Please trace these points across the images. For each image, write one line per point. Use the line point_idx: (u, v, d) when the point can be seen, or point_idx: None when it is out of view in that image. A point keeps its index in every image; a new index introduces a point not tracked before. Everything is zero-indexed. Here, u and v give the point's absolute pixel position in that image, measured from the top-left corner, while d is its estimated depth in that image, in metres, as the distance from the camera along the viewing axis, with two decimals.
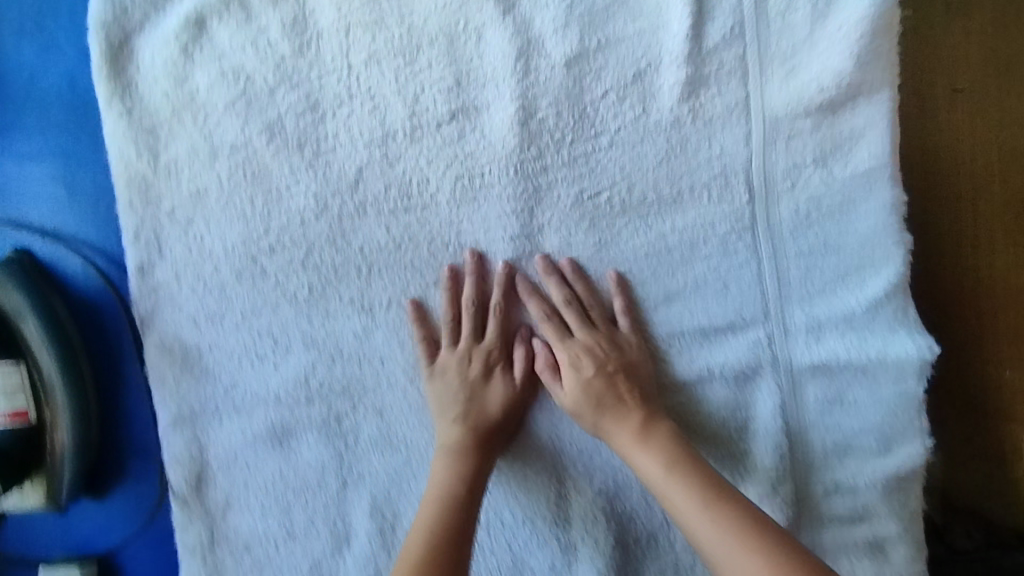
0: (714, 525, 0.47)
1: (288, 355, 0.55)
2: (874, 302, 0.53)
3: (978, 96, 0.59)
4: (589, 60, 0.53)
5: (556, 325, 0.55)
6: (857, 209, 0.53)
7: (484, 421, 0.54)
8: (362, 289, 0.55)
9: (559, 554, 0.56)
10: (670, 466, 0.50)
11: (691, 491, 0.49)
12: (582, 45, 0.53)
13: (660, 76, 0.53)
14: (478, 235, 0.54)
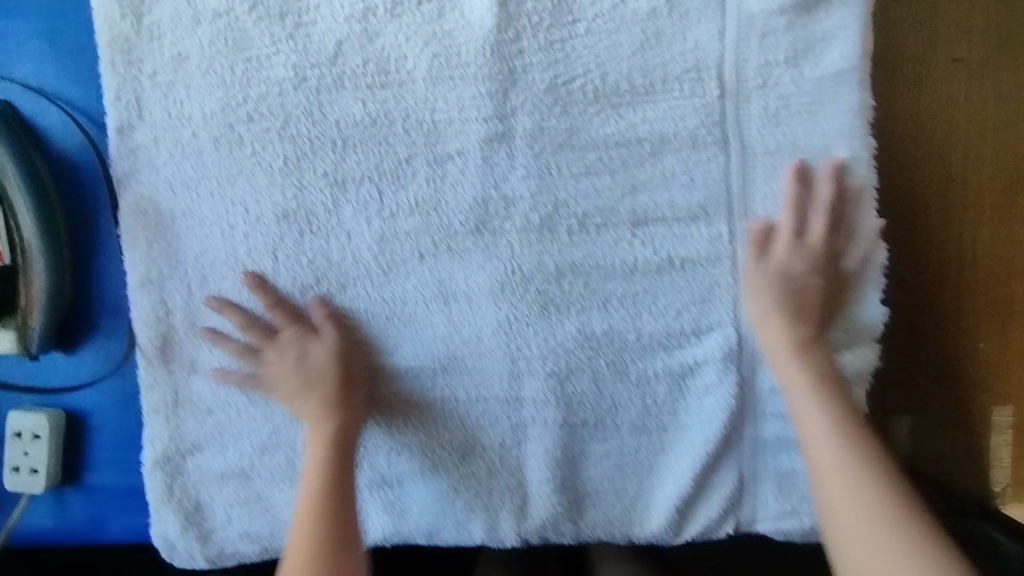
0: (850, 466, 0.52)
1: (257, 225, 0.56)
2: (833, 205, 0.56)
3: (918, 91, 0.72)
4: None
5: (523, 209, 0.57)
6: (822, 110, 0.54)
7: (360, 390, 0.59)
8: (336, 162, 0.56)
9: (511, 431, 0.59)
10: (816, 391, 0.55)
11: (851, 432, 0.54)
12: None
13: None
14: (452, 115, 0.55)
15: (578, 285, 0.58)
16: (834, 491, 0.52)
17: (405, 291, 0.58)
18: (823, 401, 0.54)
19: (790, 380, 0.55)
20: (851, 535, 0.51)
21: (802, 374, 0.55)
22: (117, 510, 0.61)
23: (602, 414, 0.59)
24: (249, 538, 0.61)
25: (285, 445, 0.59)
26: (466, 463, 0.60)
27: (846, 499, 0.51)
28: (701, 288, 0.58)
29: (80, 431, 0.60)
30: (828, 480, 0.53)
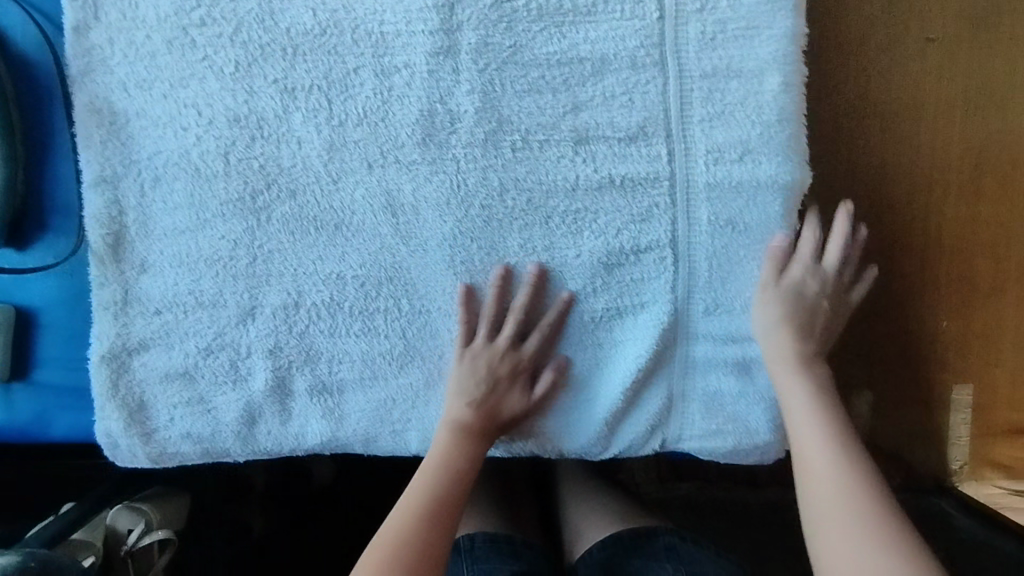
0: (836, 473, 0.54)
1: (210, 129, 0.58)
2: (767, 128, 0.58)
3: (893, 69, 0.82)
4: None
5: (469, 123, 0.58)
6: (756, 36, 0.57)
7: (308, 298, 0.60)
8: (286, 69, 0.57)
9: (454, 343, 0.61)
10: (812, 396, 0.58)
11: (848, 446, 0.56)
12: None
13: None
14: (399, 28, 0.57)
15: (521, 201, 0.59)
16: (823, 494, 0.54)
17: (357, 201, 0.59)
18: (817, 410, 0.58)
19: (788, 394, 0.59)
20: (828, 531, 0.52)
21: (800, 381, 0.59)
22: (62, 408, 0.62)
23: (563, 370, 0.62)
24: (190, 439, 0.62)
25: (228, 349, 0.61)
26: (404, 374, 0.61)
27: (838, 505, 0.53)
28: (641, 209, 0.59)
29: (27, 328, 0.61)
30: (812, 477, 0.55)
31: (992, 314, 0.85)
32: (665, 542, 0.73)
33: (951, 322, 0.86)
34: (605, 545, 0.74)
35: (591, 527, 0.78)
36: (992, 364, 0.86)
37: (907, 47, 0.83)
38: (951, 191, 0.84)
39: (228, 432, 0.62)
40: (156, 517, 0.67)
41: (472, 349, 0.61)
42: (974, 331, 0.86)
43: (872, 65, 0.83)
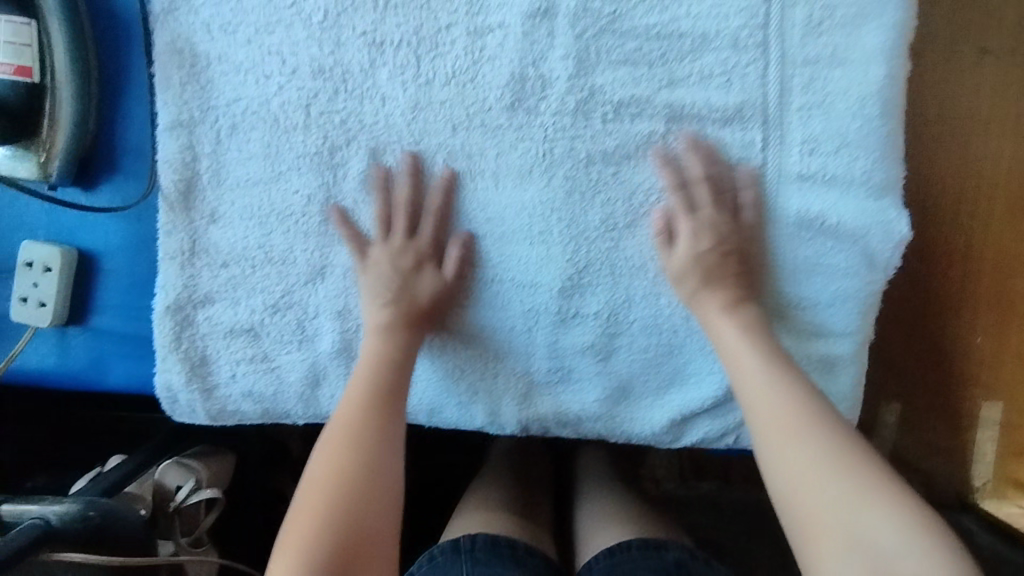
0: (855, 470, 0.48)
1: (293, 79, 0.57)
2: (870, 122, 0.56)
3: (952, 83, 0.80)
4: None
5: (560, 91, 0.56)
6: (864, 20, 0.55)
7: (378, 263, 0.58)
8: (376, 22, 0.56)
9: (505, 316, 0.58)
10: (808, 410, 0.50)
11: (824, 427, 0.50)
12: None
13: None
14: None
15: (607, 176, 0.57)
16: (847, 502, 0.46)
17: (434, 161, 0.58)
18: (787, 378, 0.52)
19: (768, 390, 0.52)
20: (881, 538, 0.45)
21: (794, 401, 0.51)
22: (120, 357, 0.60)
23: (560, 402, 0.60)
24: (252, 398, 0.60)
25: (295, 308, 0.58)
26: (474, 345, 0.59)
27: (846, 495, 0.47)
28: (728, 192, 0.57)
29: (87, 271, 0.59)
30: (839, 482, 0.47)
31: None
32: (675, 557, 0.63)
33: (984, 338, 0.83)
34: (613, 552, 0.64)
35: (597, 533, 0.70)
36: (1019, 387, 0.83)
37: (963, 57, 0.80)
38: (1000, 207, 0.81)
39: (291, 393, 0.60)
40: (205, 475, 0.65)
41: (417, 245, 0.58)
42: (1009, 352, 0.83)
43: (954, 73, 0.80)
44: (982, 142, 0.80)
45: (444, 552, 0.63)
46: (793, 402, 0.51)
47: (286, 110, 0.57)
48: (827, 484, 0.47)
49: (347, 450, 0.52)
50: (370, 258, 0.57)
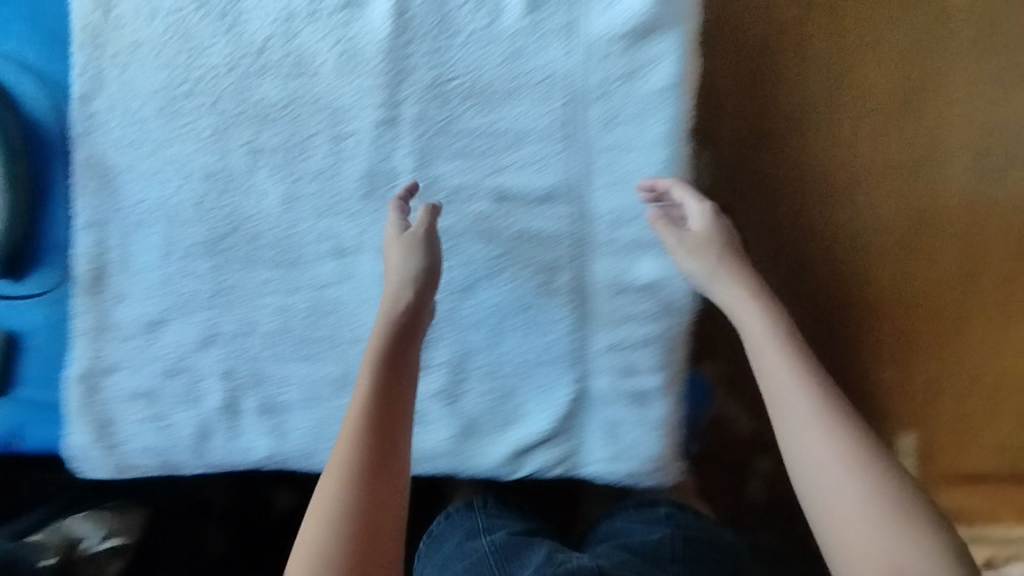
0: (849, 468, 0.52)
1: (187, 182, 0.70)
2: (659, 196, 0.68)
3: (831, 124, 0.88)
4: None
5: (405, 181, 0.69)
6: (648, 114, 0.68)
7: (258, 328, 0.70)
8: (255, 134, 0.70)
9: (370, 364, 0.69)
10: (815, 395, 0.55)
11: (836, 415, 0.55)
12: None
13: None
14: (351, 102, 0.69)
15: (448, 246, 0.69)
16: (834, 485, 0.52)
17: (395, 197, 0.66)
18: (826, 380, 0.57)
19: (778, 376, 0.57)
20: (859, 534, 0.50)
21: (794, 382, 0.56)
22: (37, 421, 0.70)
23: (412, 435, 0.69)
24: (151, 452, 0.70)
25: (188, 371, 0.70)
26: (341, 396, 0.70)
27: (842, 480, 0.52)
28: (547, 255, 0.69)
29: (11, 351, 0.69)
30: (830, 478, 0.52)
31: (922, 357, 0.92)
32: (666, 511, 0.70)
33: (890, 369, 0.92)
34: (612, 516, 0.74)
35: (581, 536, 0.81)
36: (937, 411, 0.93)
37: (842, 97, 0.88)
38: (890, 236, 0.89)
39: (184, 445, 0.70)
40: (114, 525, 0.77)
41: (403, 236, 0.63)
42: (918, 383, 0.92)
43: (804, 121, 0.88)
44: (842, 180, 0.89)
45: (460, 511, 0.73)
46: (828, 403, 0.55)
47: (182, 207, 0.70)
48: (852, 492, 0.52)
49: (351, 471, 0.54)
50: (393, 240, 0.63)
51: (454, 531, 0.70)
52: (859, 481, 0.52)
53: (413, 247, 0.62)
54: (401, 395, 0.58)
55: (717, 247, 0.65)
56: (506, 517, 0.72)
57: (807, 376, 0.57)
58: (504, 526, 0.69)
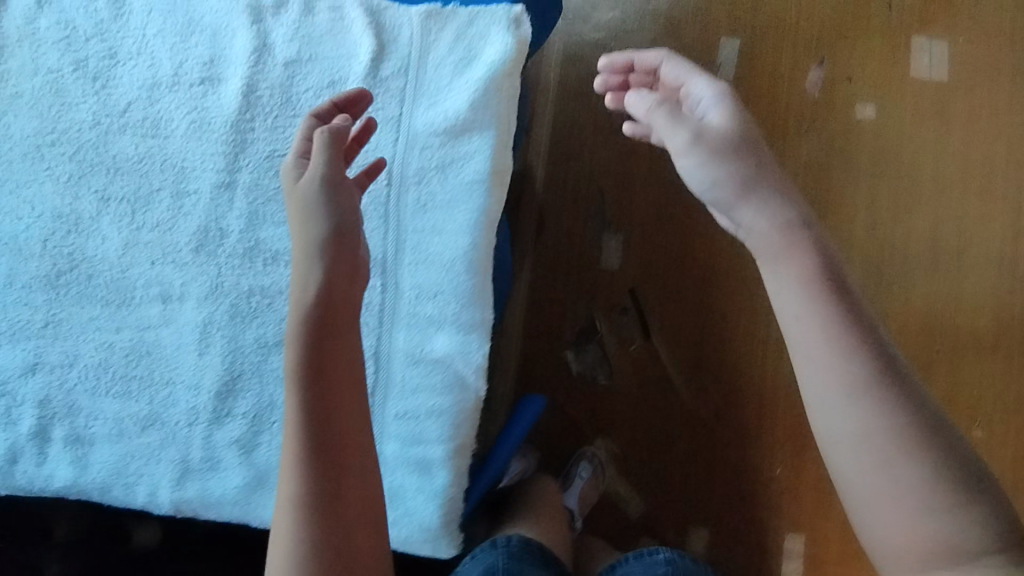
0: (878, 419, 0.51)
1: (37, 221, 0.77)
2: (459, 277, 0.73)
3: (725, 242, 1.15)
4: (301, 66, 0.77)
5: (232, 241, 0.75)
6: (456, 203, 0.74)
7: (79, 362, 0.74)
8: (106, 184, 0.77)
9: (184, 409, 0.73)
10: (826, 322, 0.54)
11: (860, 351, 0.53)
12: (298, 56, 0.78)
13: (348, 78, 0.77)
14: (195, 165, 0.77)
15: (263, 304, 0.74)
16: (853, 441, 0.52)
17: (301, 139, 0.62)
18: (835, 322, 0.54)
19: (813, 330, 0.54)
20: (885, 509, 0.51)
21: (800, 299, 0.55)
22: None
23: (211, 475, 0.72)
24: None
25: (5, 397, 0.75)
26: (146, 435, 0.73)
27: (868, 439, 0.52)
28: None
29: None
30: (855, 426, 0.52)
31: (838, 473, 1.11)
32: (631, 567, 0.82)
33: (781, 470, 1.11)
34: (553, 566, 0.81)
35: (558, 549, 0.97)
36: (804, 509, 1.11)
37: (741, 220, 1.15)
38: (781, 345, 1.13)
39: None
40: None
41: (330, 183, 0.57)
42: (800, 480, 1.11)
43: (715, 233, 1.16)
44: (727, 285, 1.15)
45: (484, 548, 0.82)
46: (845, 346, 0.53)
47: (26, 243, 0.76)
48: (866, 456, 0.51)
49: (304, 506, 0.52)
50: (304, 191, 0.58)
51: (476, 564, 0.81)
52: (887, 436, 0.51)
53: (318, 212, 0.56)
54: (340, 391, 0.55)
55: (729, 150, 0.60)
56: (523, 572, 0.78)
57: (817, 323, 0.54)
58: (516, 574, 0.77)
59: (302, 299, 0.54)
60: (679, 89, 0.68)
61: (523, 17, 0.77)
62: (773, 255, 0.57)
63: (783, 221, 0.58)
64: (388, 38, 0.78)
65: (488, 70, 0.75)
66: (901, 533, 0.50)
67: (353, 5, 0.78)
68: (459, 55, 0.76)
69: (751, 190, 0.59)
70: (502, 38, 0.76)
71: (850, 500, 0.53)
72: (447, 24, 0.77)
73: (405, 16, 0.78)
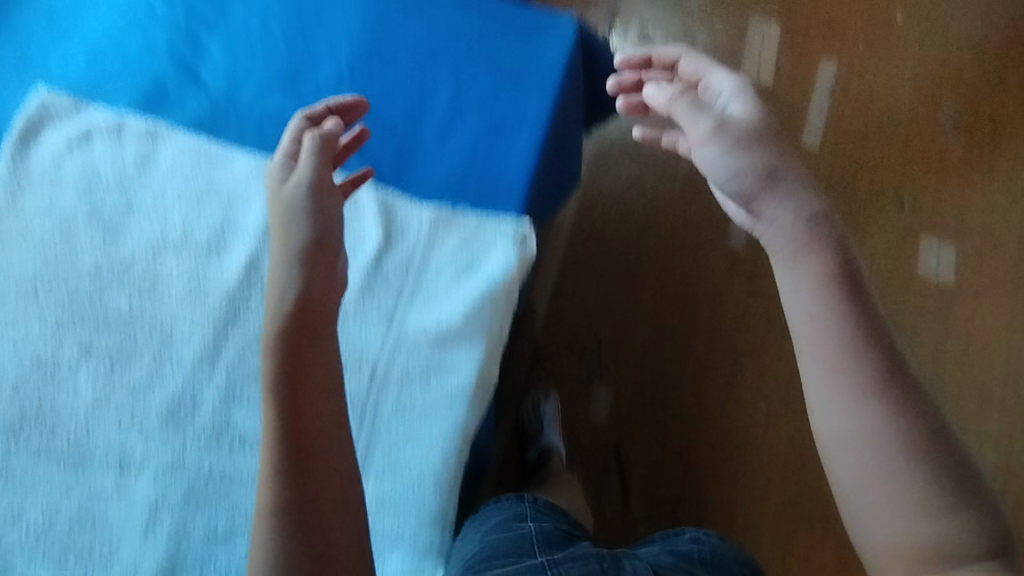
0: (875, 425, 0.56)
1: (13, 363, 0.75)
2: (423, 494, 0.71)
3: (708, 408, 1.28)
4: None
5: (203, 417, 0.74)
6: (433, 415, 0.73)
7: (19, 521, 0.71)
8: (91, 335, 0.76)
9: None
10: (837, 335, 0.58)
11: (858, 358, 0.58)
12: None
13: (352, 263, 0.78)
14: (184, 329, 0.76)
15: (220, 488, 0.72)
16: (852, 447, 0.56)
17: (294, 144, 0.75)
18: (838, 329, 0.59)
19: (818, 334, 0.59)
20: (869, 512, 0.55)
21: (816, 332, 0.59)
22: None
23: None
24: None
25: None
26: None
27: (858, 453, 0.56)
28: None
29: None
30: (849, 445, 0.56)
31: None
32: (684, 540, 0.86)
33: None
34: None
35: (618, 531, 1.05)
36: None
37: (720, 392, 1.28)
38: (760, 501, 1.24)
39: None
40: None
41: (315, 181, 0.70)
42: None
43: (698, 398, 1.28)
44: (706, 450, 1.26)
45: (509, 501, 0.86)
46: (848, 358, 0.58)
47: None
48: (861, 450, 0.56)
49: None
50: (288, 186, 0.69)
51: (501, 512, 0.84)
52: (871, 454, 0.56)
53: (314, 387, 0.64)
54: (316, 451, 0.63)
55: (748, 143, 0.65)
56: (549, 518, 0.84)
57: (827, 322, 0.59)
58: (550, 520, 0.83)
59: (279, 300, 0.65)
60: (700, 86, 0.79)
61: (529, 235, 0.78)
62: (789, 251, 0.62)
63: (802, 220, 0.62)
64: (395, 232, 0.79)
65: (486, 284, 0.76)
66: (891, 536, 0.54)
67: (369, 194, 0.80)
68: (461, 262, 0.78)
69: (775, 180, 0.63)
70: (505, 253, 0.77)
71: (850, 502, 0.57)
72: (455, 228, 0.79)
73: (415, 213, 0.80)
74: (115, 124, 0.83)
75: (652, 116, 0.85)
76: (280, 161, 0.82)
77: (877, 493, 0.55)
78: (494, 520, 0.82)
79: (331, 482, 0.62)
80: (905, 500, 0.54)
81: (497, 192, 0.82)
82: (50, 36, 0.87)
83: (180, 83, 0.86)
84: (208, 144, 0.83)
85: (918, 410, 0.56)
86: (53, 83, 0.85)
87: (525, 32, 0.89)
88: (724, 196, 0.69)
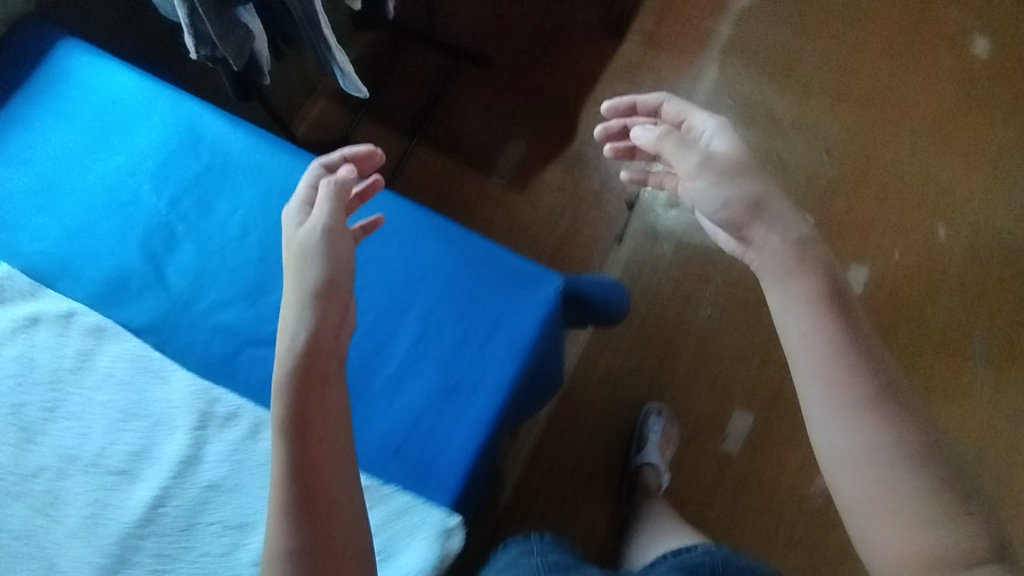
0: (870, 395, 0.64)
1: None
2: None
3: None
4: (219, 493, 0.73)
5: None
6: None
7: None
8: None
9: None
10: (829, 341, 0.66)
11: (838, 344, 0.66)
12: (221, 481, 0.73)
13: (262, 523, 0.72)
14: (63, 567, 0.68)
15: None
16: (840, 436, 0.64)
17: (308, 194, 0.79)
18: (832, 355, 0.65)
19: (811, 361, 0.66)
20: (859, 475, 0.62)
21: (801, 305, 0.68)
22: None
23: None
24: None
25: None
26: None
27: (858, 438, 0.63)
28: None
29: None
30: (833, 402, 0.64)
31: None
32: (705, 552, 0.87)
33: None
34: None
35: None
36: None
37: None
38: None
39: None
40: None
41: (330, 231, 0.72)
42: None
43: None
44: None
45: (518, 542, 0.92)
46: (836, 354, 0.65)
47: None
48: (860, 494, 0.62)
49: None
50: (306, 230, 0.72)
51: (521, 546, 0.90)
52: (866, 425, 0.63)
53: None
54: None
55: (736, 172, 0.72)
56: (556, 553, 0.89)
57: (820, 336, 0.66)
58: (554, 554, 0.89)
59: (292, 340, 0.65)
60: (681, 125, 0.81)
61: (456, 531, 0.71)
62: (779, 276, 0.70)
63: (795, 238, 0.71)
64: None
65: None
66: (903, 546, 0.59)
67: None
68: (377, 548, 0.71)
69: (760, 212, 0.71)
70: (426, 548, 0.70)
71: (852, 517, 0.63)
72: (379, 505, 0.72)
73: None
74: (66, 314, 0.80)
75: (640, 157, 0.91)
76: (216, 387, 0.77)
77: (881, 463, 0.61)
78: (527, 564, 0.87)
79: (339, 523, 0.64)
80: (901, 481, 0.60)
81: (433, 471, 0.75)
82: (29, 207, 0.86)
83: (144, 279, 0.83)
84: (152, 352, 0.79)
85: (895, 372, 0.66)
86: (18, 260, 0.83)
87: (505, 285, 0.83)
88: (714, 225, 0.77)
